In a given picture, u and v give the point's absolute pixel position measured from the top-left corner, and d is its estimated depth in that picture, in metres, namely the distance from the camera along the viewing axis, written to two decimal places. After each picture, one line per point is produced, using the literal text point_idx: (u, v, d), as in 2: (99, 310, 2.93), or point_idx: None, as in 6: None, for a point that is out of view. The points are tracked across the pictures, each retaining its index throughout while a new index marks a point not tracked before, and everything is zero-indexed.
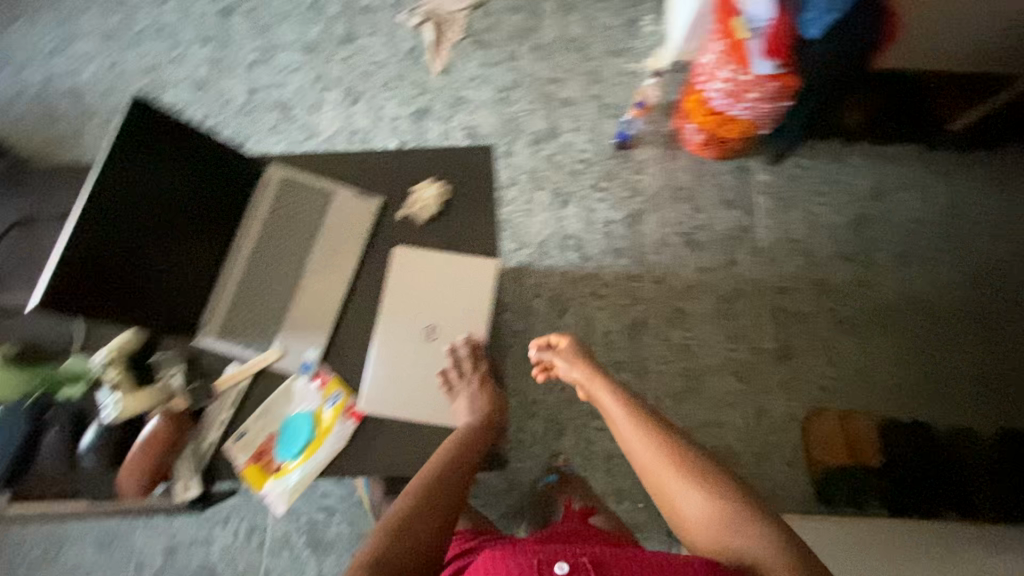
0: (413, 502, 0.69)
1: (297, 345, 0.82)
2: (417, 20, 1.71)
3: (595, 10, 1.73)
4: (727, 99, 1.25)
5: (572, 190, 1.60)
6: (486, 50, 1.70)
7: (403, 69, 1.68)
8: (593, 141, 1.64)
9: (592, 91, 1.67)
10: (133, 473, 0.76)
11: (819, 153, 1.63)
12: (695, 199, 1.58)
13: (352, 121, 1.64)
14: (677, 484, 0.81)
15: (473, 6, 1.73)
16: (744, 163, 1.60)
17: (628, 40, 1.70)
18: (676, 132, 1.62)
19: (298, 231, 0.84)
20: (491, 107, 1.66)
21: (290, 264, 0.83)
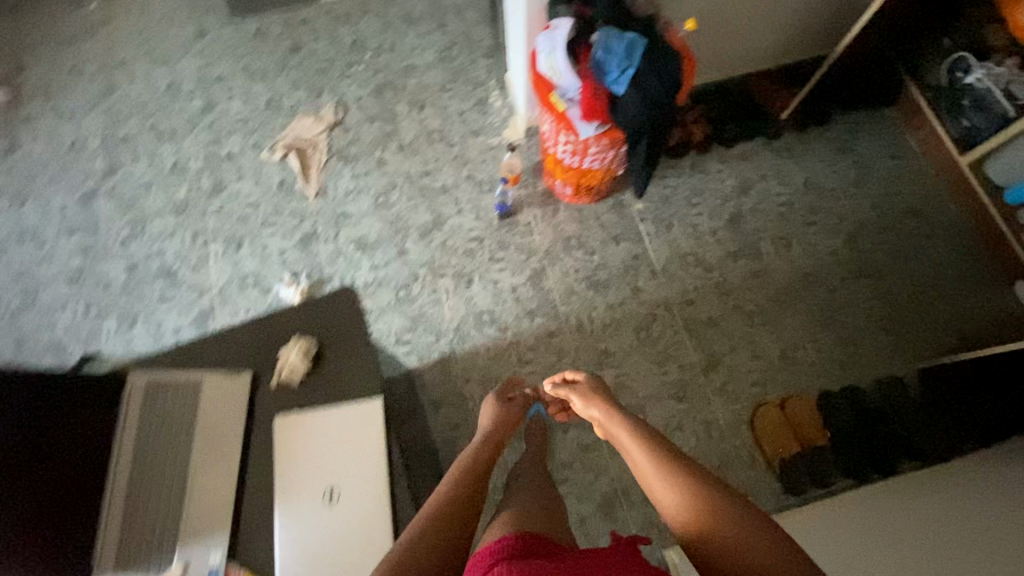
0: (440, 498, 0.89)
1: (198, 553, 0.85)
2: (281, 154, 1.76)
3: (445, 100, 1.84)
4: (575, 154, 1.35)
5: (472, 268, 1.64)
6: (354, 162, 1.76)
7: (278, 203, 1.71)
8: (478, 217, 1.70)
9: (463, 172, 1.75)
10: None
11: (681, 169, 1.75)
12: (586, 243, 1.66)
13: (240, 266, 1.64)
14: (694, 500, 0.81)
15: (331, 126, 1.80)
16: (619, 199, 1.70)
17: (483, 119, 1.81)
18: (550, 188, 1.71)
19: (173, 440, 0.89)
20: (373, 213, 1.70)
21: (175, 474, 0.87)
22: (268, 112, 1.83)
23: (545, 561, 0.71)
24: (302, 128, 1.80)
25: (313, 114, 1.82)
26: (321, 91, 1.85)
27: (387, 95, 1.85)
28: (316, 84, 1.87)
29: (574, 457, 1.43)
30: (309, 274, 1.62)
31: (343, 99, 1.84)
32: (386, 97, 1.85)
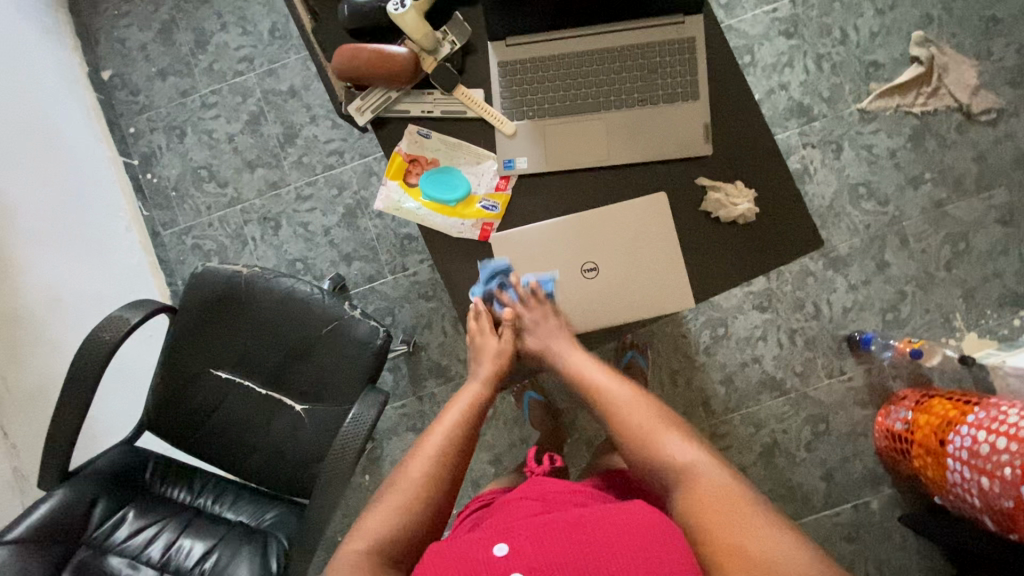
0: (415, 492, 0.69)
1: (520, 145, 0.76)
2: (916, 53, 1.41)
3: (1015, 251, 1.40)
4: (950, 454, 1.14)
5: (778, 309, 1.43)
6: (910, 148, 1.42)
7: (845, 66, 1.42)
8: (844, 310, 1.43)
9: (906, 286, 1.41)
10: (307, 44, 0.79)
11: (931, 553, 1.40)
12: (820, 439, 1.42)
13: (761, 43, 1.43)
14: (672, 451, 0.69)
15: (961, 109, 1.40)
16: (880, 477, 1.41)
17: (987, 302, 1.40)
18: (893, 395, 1.39)
19: (610, 83, 0.75)
20: (840, 184, 1.42)
21: (592, 86, 0.75)
22: (978, 22, 1.41)
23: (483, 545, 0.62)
24: (957, 73, 1.40)
25: (979, 83, 1.41)
26: (1018, 84, 1.40)
27: (1016, 173, 1.40)
28: None
29: (579, 432, 1.42)
30: None
31: (1008, 117, 1.40)
32: (1013, 172, 1.40)
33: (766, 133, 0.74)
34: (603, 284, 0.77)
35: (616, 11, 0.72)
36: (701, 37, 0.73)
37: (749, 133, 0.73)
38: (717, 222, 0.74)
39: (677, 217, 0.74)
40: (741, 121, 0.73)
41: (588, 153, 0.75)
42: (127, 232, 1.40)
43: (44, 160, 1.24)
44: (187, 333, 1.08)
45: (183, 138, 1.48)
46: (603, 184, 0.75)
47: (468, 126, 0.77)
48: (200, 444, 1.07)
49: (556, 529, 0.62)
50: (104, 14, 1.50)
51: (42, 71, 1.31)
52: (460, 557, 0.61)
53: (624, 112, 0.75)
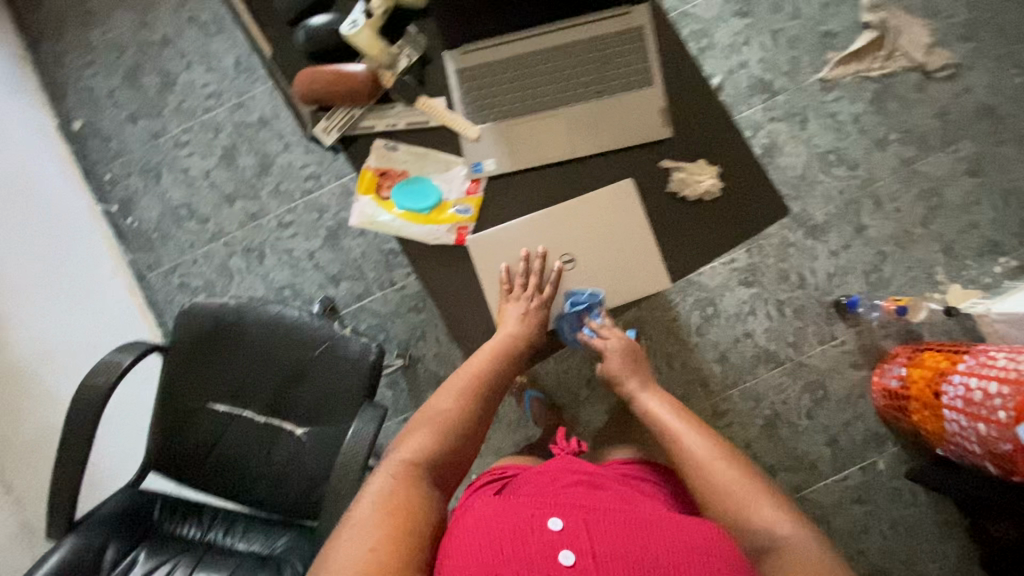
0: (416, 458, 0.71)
1: (486, 147, 0.77)
2: (868, 19, 1.44)
3: (987, 200, 1.42)
4: (946, 405, 1.16)
5: (764, 282, 1.45)
6: (873, 111, 1.44)
7: (801, 39, 1.45)
8: (828, 276, 1.45)
9: (885, 247, 1.44)
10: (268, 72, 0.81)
11: (941, 506, 1.41)
12: (819, 406, 1.44)
13: (717, 24, 1.46)
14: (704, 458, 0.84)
15: (918, 68, 1.44)
16: (882, 436, 1.42)
17: (966, 253, 1.42)
18: (885, 354, 1.41)
19: (567, 79, 0.77)
20: (810, 153, 1.45)
21: (550, 84, 0.77)
22: None
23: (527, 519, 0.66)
24: (909, 34, 1.44)
25: (932, 42, 1.44)
26: (969, 39, 1.44)
27: (979, 125, 1.43)
28: (977, 29, 1.44)
29: (582, 426, 1.43)
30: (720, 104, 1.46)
31: (964, 71, 1.43)
32: (975, 124, 1.43)
33: (723, 110, 0.75)
34: (584, 270, 0.80)
35: (564, 9, 0.74)
36: (649, 25, 0.75)
37: (706, 113, 0.75)
38: (686, 202, 0.75)
39: (646, 201, 0.76)
40: (697, 100, 0.75)
41: (553, 149, 0.76)
42: (112, 278, 1.40)
43: (21, 214, 1.24)
44: (181, 370, 1.08)
45: (160, 179, 1.49)
46: (571, 177, 0.77)
47: (434, 135, 0.78)
48: (206, 478, 1.08)
49: (612, 520, 0.66)
50: (69, 65, 1.51)
51: (12, 128, 1.32)
52: (505, 527, 0.65)
53: (584, 106, 0.76)
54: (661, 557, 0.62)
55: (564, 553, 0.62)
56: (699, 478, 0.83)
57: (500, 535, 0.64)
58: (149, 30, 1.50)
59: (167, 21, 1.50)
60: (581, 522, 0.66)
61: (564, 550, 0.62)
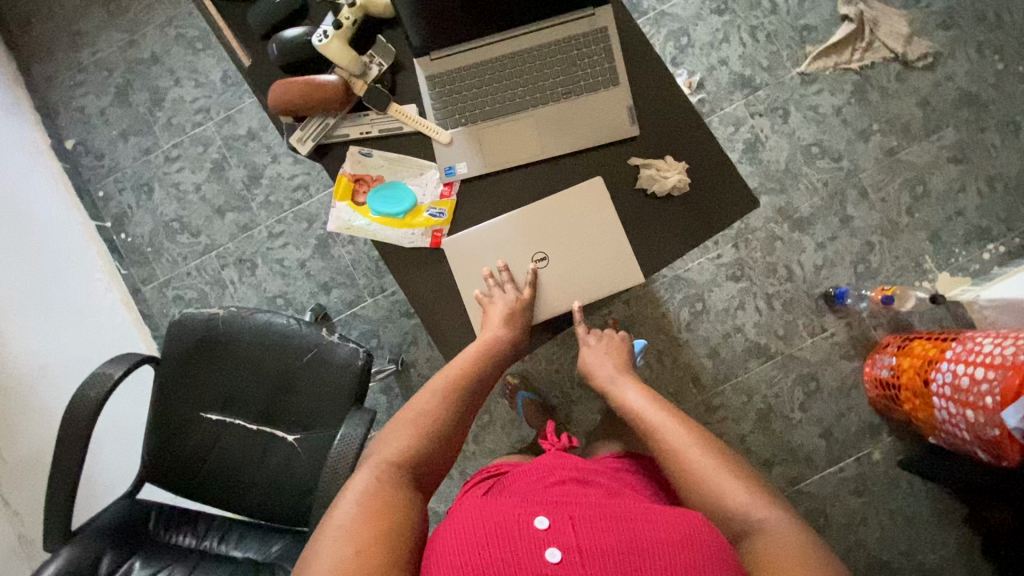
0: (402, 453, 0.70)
1: (458, 152, 0.79)
2: (846, 12, 1.45)
3: (972, 187, 1.43)
4: (935, 393, 1.16)
5: (752, 276, 1.46)
6: (855, 102, 1.45)
7: (780, 34, 1.46)
8: (816, 268, 1.45)
9: (872, 237, 1.44)
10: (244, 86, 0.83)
11: (939, 495, 1.40)
12: (812, 398, 1.44)
13: (696, 22, 1.47)
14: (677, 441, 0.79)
15: (898, 58, 1.44)
16: (876, 427, 1.42)
17: (954, 241, 1.42)
18: (876, 344, 1.41)
19: (535, 81, 0.78)
20: (793, 147, 1.46)
21: (518, 87, 0.78)
22: None
23: (514, 516, 0.63)
24: (888, 25, 1.45)
25: (911, 31, 1.45)
26: (948, 27, 1.44)
27: (961, 112, 1.44)
28: (956, 17, 1.44)
29: (576, 425, 1.43)
30: (701, 101, 1.47)
31: (944, 60, 1.44)
32: (958, 112, 1.44)
33: (689, 107, 0.77)
34: (559, 268, 0.80)
35: (528, 13, 0.76)
36: (613, 25, 0.77)
37: (671, 110, 0.76)
38: (655, 198, 0.76)
39: (617, 198, 0.77)
40: (662, 98, 0.77)
41: (523, 150, 0.78)
42: (108, 293, 1.43)
43: (15, 233, 1.26)
44: (172, 381, 1.10)
45: (152, 194, 1.52)
46: (542, 177, 0.78)
47: (407, 141, 0.80)
48: (199, 487, 1.09)
49: (603, 518, 0.63)
50: (61, 86, 1.54)
51: (5, 149, 1.35)
52: (491, 524, 0.62)
53: (551, 107, 0.78)
54: (651, 552, 0.59)
55: (550, 550, 0.59)
56: (678, 466, 0.77)
57: (486, 533, 0.61)
58: (137, 49, 1.53)
59: (154, 39, 1.53)
60: (570, 519, 0.62)
61: (550, 547, 0.59)
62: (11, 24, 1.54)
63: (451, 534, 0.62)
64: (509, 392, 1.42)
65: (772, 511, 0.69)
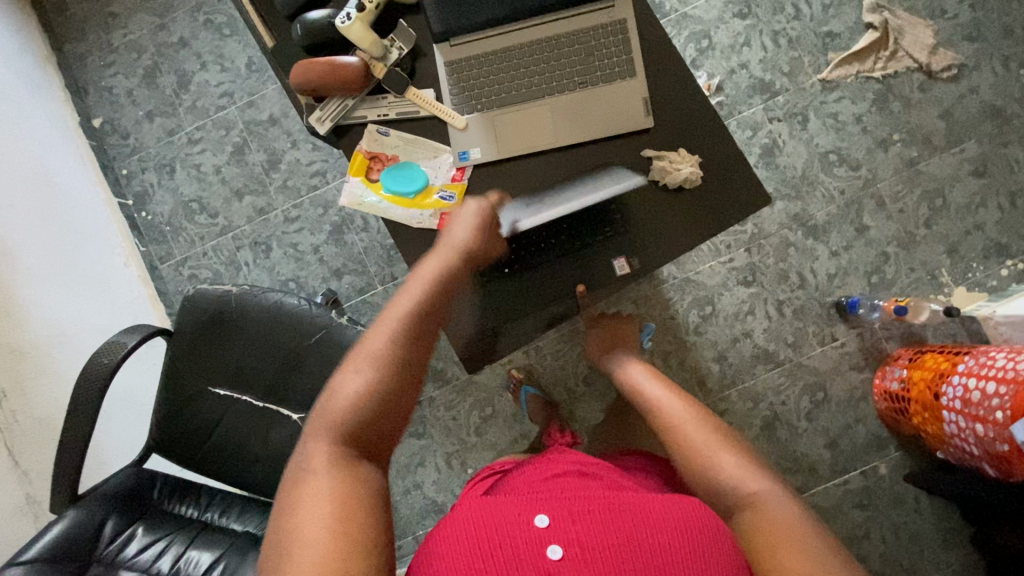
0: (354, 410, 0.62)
1: (473, 137, 0.80)
2: (870, 20, 1.44)
3: (993, 201, 1.40)
4: (945, 406, 1.14)
5: (763, 282, 1.45)
6: (876, 111, 1.44)
7: (802, 40, 1.46)
8: (829, 276, 1.44)
9: (888, 247, 1.42)
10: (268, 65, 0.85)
11: (946, 514, 1.37)
12: (819, 408, 1.42)
13: (718, 25, 1.47)
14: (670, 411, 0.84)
15: (922, 69, 1.43)
16: (884, 440, 1.40)
17: (972, 255, 1.40)
18: (887, 357, 1.39)
19: (551, 70, 0.79)
20: (811, 153, 1.45)
21: (535, 75, 0.79)
22: None
23: (515, 511, 0.63)
24: (913, 34, 1.43)
25: (936, 42, 1.43)
26: (975, 39, 1.42)
27: (985, 125, 1.41)
28: (983, 28, 1.43)
29: (578, 422, 1.43)
30: (720, 104, 1.47)
31: (969, 72, 1.42)
32: (982, 125, 1.42)
33: (705, 102, 0.77)
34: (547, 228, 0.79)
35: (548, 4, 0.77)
36: (633, 19, 0.77)
37: (687, 105, 0.76)
38: (667, 191, 0.77)
39: (628, 190, 0.78)
40: (678, 92, 0.77)
41: (536, 138, 0.78)
42: (126, 268, 1.46)
43: (40, 204, 1.30)
44: (184, 355, 1.12)
45: (173, 175, 1.55)
46: (554, 166, 0.79)
47: (424, 125, 0.81)
48: (204, 459, 1.11)
49: (603, 512, 0.63)
50: (92, 66, 1.58)
51: (36, 124, 1.39)
52: (492, 520, 0.62)
53: (567, 97, 0.79)
54: (652, 554, 0.59)
55: (551, 547, 0.59)
56: (672, 439, 0.81)
57: (485, 528, 0.61)
58: (167, 33, 1.57)
59: (184, 24, 1.57)
60: (571, 515, 0.62)
61: (551, 544, 0.59)
62: (47, 4, 1.59)
63: (455, 523, 0.62)
64: (513, 385, 1.43)
65: (759, 481, 0.70)
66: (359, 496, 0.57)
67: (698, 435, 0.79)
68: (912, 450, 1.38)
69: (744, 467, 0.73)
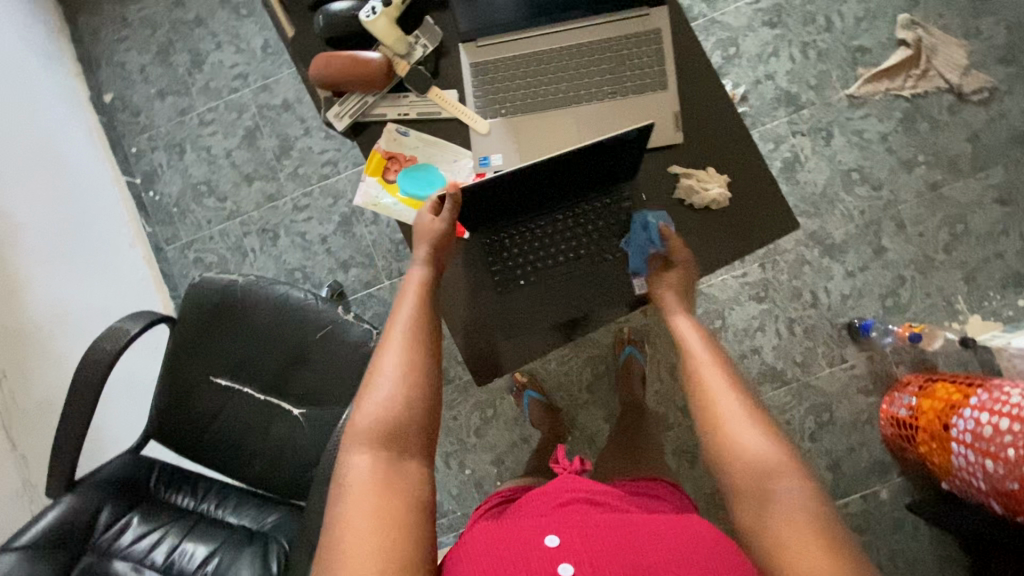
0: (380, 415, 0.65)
1: (496, 143, 0.77)
2: (903, 37, 1.40)
3: (1015, 230, 1.37)
4: (955, 438, 1.12)
5: (775, 299, 1.42)
6: (902, 131, 1.40)
7: (832, 53, 1.42)
8: (842, 297, 1.41)
9: (904, 271, 1.40)
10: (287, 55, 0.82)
11: (945, 543, 1.36)
12: (824, 429, 1.40)
13: (746, 34, 1.43)
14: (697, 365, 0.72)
15: (953, 90, 1.39)
16: (887, 466, 1.38)
17: (989, 284, 1.37)
18: (896, 382, 1.38)
19: (580, 77, 0.76)
20: (833, 170, 1.42)
21: (563, 81, 0.76)
22: (964, 2, 1.41)
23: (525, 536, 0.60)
24: (946, 54, 1.40)
25: (969, 63, 1.39)
26: (1009, 62, 1.39)
27: (1013, 152, 1.38)
28: (1019, 52, 1.39)
29: (580, 430, 1.42)
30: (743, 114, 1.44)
31: (1001, 96, 1.39)
32: (1009, 151, 1.38)
33: (737, 121, 0.75)
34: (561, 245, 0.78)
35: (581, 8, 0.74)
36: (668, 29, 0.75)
37: (718, 123, 0.74)
38: (694, 210, 0.75)
39: (654, 207, 0.76)
40: (710, 108, 0.75)
41: (561, 147, 0.76)
42: (131, 249, 1.44)
43: (47, 181, 1.28)
44: (186, 343, 1.10)
45: (183, 155, 1.53)
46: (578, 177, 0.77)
47: (444, 128, 0.79)
48: (202, 450, 1.09)
49: (613, 533, 0.60)
50: (105, 40, 1.55)
51: (46, 97, 1.37)
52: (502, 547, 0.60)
53: (595, 107, 0.76)
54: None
55: (563, 567, 0.56)
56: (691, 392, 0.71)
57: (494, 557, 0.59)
58: (182, 10, 1.54)
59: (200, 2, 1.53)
60: (580, 535, 0.60)
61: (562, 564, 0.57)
62: None
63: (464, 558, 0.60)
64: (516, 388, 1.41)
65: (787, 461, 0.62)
66: (404, 489, 0.60)
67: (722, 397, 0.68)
68: (915, 477, 1.37)
69: (769, 439, 0.64)
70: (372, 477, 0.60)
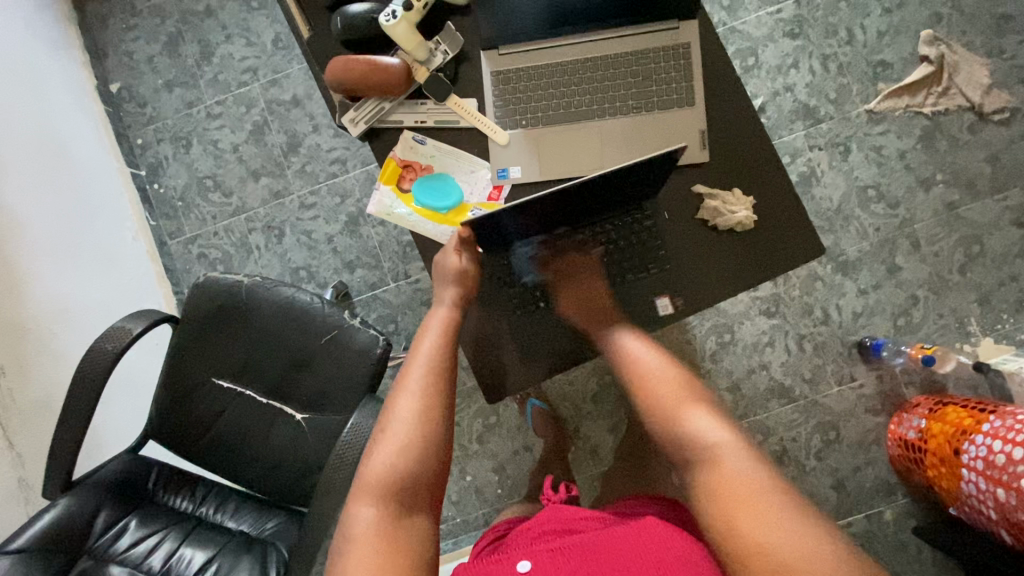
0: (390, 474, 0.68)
1: (515, 155, 0.75)
2: (925, 53, 1.38)
3: None
4: (965, 464, 1.10)
5: (786, 315, 1.41)
6: (921, 149, 1.38)
7: (852, 67, 1.40)
8: (854, 315, 1.40)
9: (917, 290, 1.38)
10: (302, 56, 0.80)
11: (948, 566, 1.35)
12: (830, 447, 1.39)
13: (766, 44, 1.41)
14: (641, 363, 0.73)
15: (974, 109, 1.37)
16: (892, 486, 1.37)
17: (1003, 307, 1.36)
18: (905, 403, 1.36)
19: (604, 90, 0.74)
20: (849, 186, 1.40)
21: (587, 94, 0.75)
22: (989, 20, 1.38)
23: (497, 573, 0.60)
24: (968, 72, 1.37)
25: (991, 82, 1.37)
26: None
27: None
28: None
29: (583, 440, 1.40)
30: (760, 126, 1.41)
31: (1022, 116, 1.36)
32: None
33: (764, 141, 0.73)
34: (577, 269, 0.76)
35: (609, 20, 0.72)
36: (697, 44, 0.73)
37: (745, 143, 0.73)
38: (717, 231, 0.74)
39: (676, 227, 0.75)
40: (737, 127, 0.73)
41: (583, 161, 0.74)
42: (134, 243, 1.42)
43: (51, 171, 1.25)
44: (188, 344, 1.08)
45: (189, 148, 1.50)
46: None
47: (462, 137, 0.76)
48: (202, 452, 1.08)
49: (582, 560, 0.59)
50: (113, 28, 1.52)
51: (52, 85, 1.34)
52: None
53: (619, 121, 0.74)
54: None
55: None
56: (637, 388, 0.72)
57: None
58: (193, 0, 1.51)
59: None
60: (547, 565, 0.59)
61: None
62: None
63: None
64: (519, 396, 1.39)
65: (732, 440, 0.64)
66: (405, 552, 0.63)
67: (664, 387, 0.70)
68: (920, 498, 1.35)
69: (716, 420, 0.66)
70: (378, 530, 0.64)
